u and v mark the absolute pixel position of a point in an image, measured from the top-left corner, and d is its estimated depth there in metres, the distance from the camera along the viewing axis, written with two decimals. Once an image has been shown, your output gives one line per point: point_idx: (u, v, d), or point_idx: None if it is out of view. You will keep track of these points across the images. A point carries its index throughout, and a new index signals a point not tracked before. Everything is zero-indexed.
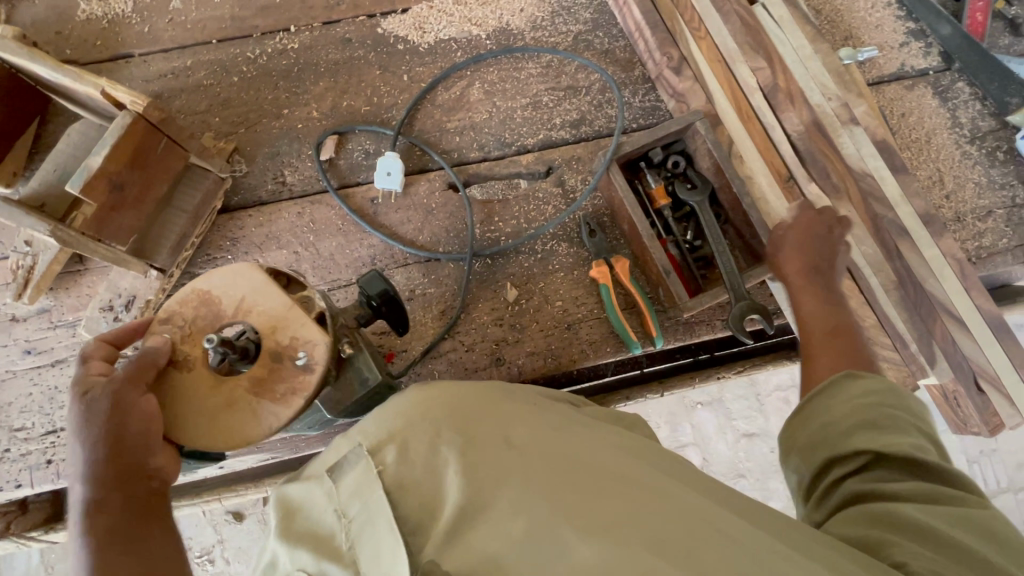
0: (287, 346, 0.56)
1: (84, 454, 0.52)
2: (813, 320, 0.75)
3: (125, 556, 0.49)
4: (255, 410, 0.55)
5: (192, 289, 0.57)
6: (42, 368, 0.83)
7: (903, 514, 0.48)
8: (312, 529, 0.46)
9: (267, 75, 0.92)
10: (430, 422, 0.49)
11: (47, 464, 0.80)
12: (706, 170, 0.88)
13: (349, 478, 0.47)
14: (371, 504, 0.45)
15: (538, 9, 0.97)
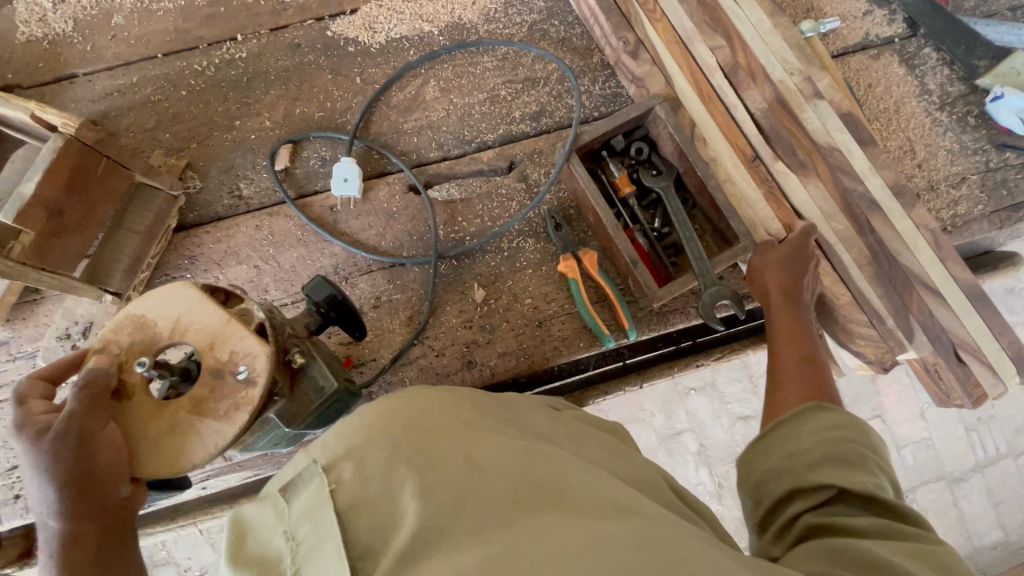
0: (228, 363, 0.52)
1: (46, 494, 0.50)
2: (789, 345, 0.75)
3: None
4: (200, 432, 0.51)
5: (124, 314, 0.53)
6: (4, 402, 0.81)
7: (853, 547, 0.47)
8: (261, 554, 0.45)
9: (216, 86, 0.90)
10: (390, 441, 0.47)
11: (15, 499, 0.79)
12: (670, 155, 0.86)
13: (301, 498, 0.46)
14: (318, 525, 0.43)
15: (490, 1, 0.95)
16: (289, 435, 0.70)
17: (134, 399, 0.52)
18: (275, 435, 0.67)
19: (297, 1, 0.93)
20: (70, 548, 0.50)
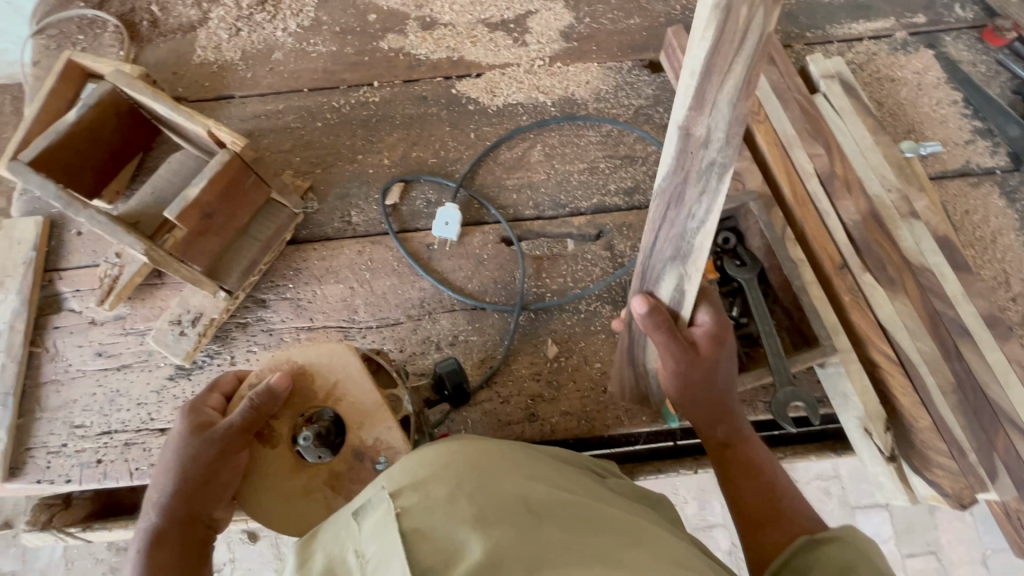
0: (370, 448, 0.64)
1: (166, 489, 0.61)
2: (749, 481, 0.69)
3: None
4: (327, 503, 0.61)
5: (287, 358, 0.66)
6: (108, 371, 0.89)
7: None
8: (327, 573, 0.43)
9: (348, 123, 1.01)
10: (453, 475, 0.48)
11: (96, 464, 0.85)
12: (757, 249, 0.88)
13: (370, 518, 0.45)
14: (386, 543, 0.42)
15: (603, 83, 1.03)
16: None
17: (277, 438, 0.64)
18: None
19: (431, 60, 1.04)
20: (151, 547, 0.60)
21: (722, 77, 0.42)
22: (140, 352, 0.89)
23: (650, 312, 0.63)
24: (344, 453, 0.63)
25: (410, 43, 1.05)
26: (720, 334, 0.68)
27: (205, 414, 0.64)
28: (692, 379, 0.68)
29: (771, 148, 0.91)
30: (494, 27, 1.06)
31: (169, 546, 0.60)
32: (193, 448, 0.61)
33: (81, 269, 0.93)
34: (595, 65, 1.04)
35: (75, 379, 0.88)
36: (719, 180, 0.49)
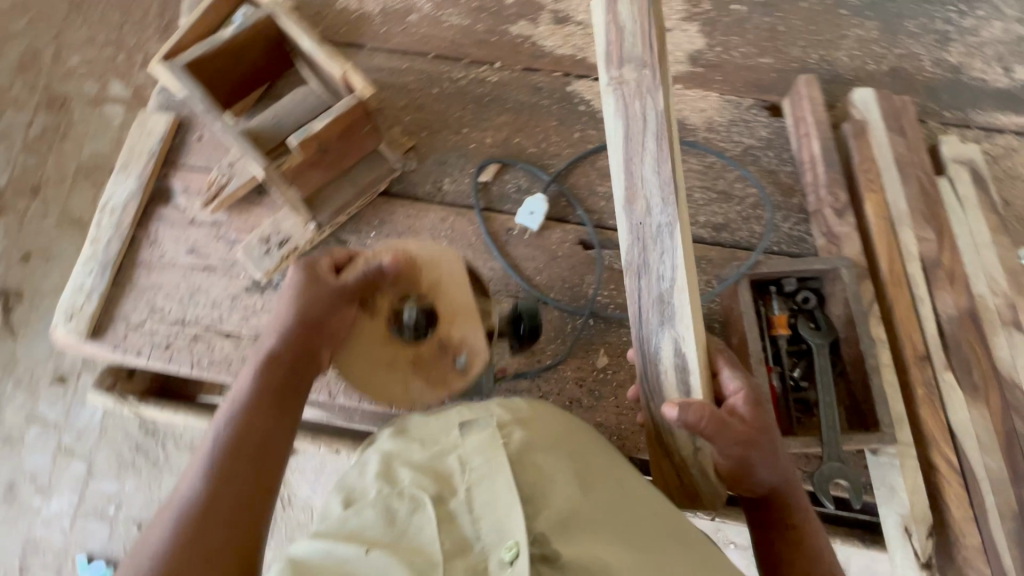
0: (455, 343, 0.71)
1: (283, 321, 0.68)
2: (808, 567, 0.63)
3: (264, 409, 0.63)
4: (408, 379, 0.70)
5: (400, 244, 0.73)
6: (195, 268, 0.96)
7: None
8: (433, 471, 0.54)
9: (462, 95, 1.04)
10: (550, 433, 0.59)
11: (166, 347, 0.93)
12: (836, 317, 0.86)
13: (474, 436, 0.56)
14: (491, 463, 0.53)
15: (719, 113, 1.02)
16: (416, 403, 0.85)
17: (378, 310, 0.72)
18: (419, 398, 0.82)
19: (556, 54, 1.06)
20: (264, 367, 0.66)
21: (642, 157, 0.71)
22: (226, 259, 0.96)
23: (685, 412, 0.62)
24: (433, 342, 0.71)
25: (540, 33, 1.07)
26: (756, 407, 0.66)
27: (325, 269, 0.71)
28: (737, 463, 0.65)
29: (878, 219, 0.87)
30: None
31: (276, 371, 0.66)
32: (316, 291, 0.69)
33: (193, 171, 1.00)
34: (715, 94, 1.03)
35: (165, 268, 0.96)
36: (670, 238, 0.70)
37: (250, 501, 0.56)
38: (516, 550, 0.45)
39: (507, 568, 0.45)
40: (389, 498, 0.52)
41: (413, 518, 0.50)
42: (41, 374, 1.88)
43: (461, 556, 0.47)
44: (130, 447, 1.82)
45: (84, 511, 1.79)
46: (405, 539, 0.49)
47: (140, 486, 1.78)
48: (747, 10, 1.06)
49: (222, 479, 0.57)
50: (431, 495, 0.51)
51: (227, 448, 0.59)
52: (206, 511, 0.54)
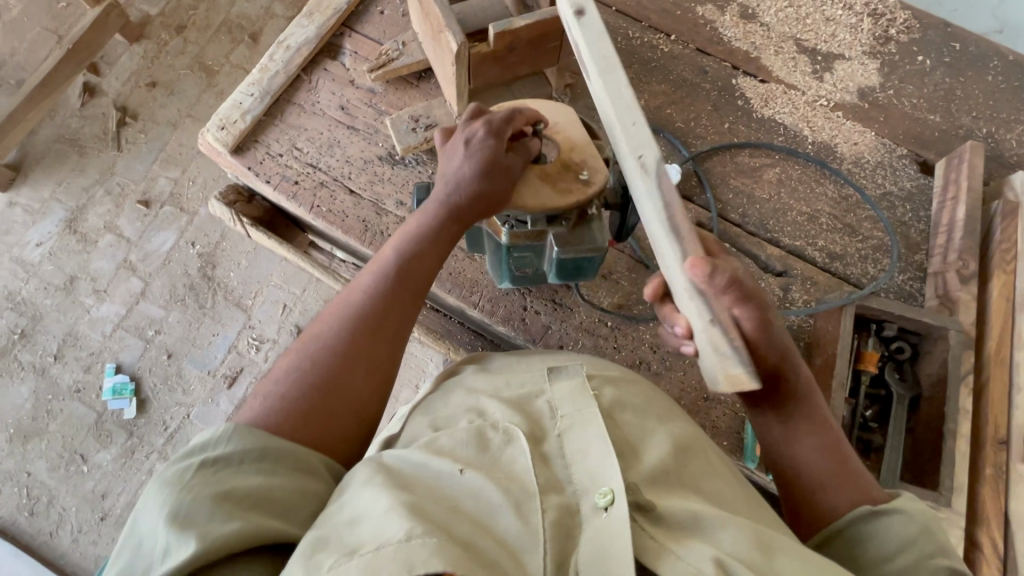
0: (577, 165, 0.69)
1: (462, 178, 0.65)
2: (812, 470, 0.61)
3: (427, 251, 0.68)
4: (536, 189, 0.67)
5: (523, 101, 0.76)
6: (340, 124, 1.01)
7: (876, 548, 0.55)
8: (522, 412, 0.56)
9: (631, 54, 1.07)
10: (641, 403, 0.61)
11: (293, 183, 0.98)
12: (926, 376, 0.85)
13: (563, 384, 0.59)
14: (582, 413, 0.55)
15: (870, 152, 1.02)
16: (519, 277, 0.82)
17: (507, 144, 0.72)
18: (530, 263, 0.78)
19: (731, 46, 1.07)
20: (438, 219, 0.67)
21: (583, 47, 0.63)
22: (371, 125, 1.01)
23: (711, 278, 0.53)
24: (558, 161, 0.69)
25: (722, 22, 1.09)
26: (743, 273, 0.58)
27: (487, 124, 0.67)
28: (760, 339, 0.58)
29: (999, 299, 0.87)
30: (803, 50, 1.07)
31: (449, 226, 0.67)
32: (477, 161, 0.65)
33: (366, 39, 1.06)
34: (873, 133, 1.02)
35: (314, 114, 1.02)
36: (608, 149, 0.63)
37: (374, 361, 0.62)
38: (611, 496, 0.48)
39: (602, 513, 0.47)
40: (481, 426, 0.54)
41: (506, 451, 0.53)
42: (135, 193, 2.05)
43: (557, 495, 0.50)
44: (187, 283, 1.94)
45: (126, 324, 1.92)
46: (500, 467, 0.51)
47: (184, 318, 1.92)
48: (930, 65, 1.05)
49: (355, 332, 0.62)
50: (524, 432, 0.54)
51: (392, 280, 0.66)
52: (337, 360, 0.61)
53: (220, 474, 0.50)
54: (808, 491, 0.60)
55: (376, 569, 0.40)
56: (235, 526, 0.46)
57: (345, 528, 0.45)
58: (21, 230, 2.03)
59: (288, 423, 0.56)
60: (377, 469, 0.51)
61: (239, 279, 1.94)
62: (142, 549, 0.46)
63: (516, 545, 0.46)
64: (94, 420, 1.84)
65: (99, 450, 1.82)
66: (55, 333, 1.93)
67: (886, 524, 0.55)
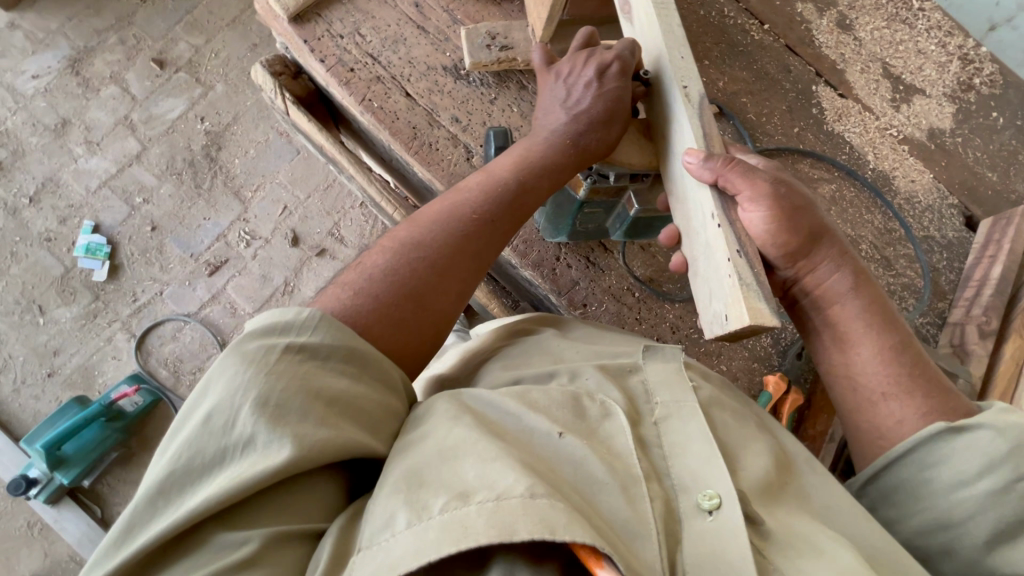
0: None
1: (586, 115, 0.63)
2: (871, 376, 0.61)
3: (539, 181, 0.65)
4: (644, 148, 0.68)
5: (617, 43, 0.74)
6: (410, 20, 0.94)
7: (948, 455, 0.55)
8: (619, 387, 0.55)
9: (721, 33, 1.03)
10: (734, 408, 0.59)
11: (348, 70, 0.91)
12: None
13: (657, 366, 0.58)
14: (682, 405, 0.54)
15: (925, 192, 1.01)
16: (579, 231, 0.85)
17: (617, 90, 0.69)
18: (596, 219, 0.81)
19: (820, 51, 1.04)
20: (558, 151, 0.65)
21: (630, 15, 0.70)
22: (442, 30, 0.94)
23: (710, 160, 0.56)
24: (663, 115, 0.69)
25: (818, 26, 1.06)
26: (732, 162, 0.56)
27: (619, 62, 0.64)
28: (784, 235, 0.57)
29: (1009, 362, 0.90)
30: (887, 75, 1.05)
31: (567, 165, 0.65)
32: (601, 101, 0.63)
33: None
34: (932, 175, 1.02)
35: (386, 4, 0.95)
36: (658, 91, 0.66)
37: (468, 282, 0.61)
38: (718, 501, 0.46)
39: (706, 515, 0.46)
40: (576, 393, 0.53)
41: (604, 424, 0.51)
42: (150, 49, 1.90)
43: (659, 483, 0.48)
44: (187, 158, 1.84)
45: (114, 184, 1.81)
46: (601, 441, 0.50)
47: (176, 194, 1.82)
48: (1002, 124, 1.05)
49: (456, 248, 0.60)
50: (624, 410, 0.52)
51: (501, 204, 0.63)
52: (436, 272, 0.59)
53: (309, 364, 0.47)
54: (863, 400, 0.62)
55: (507, 527, 0.39)
56: (329, 432, 0.44)
57: (446, 472, 0.43)
58: (18, 56, 1.87)
59: (377, 322, 0.54)
60: (466, 414, 0.49)
61: (243, 167, 1.84)
62: (215, 429, 0.42)
63: (623, 530, 0.44)
64: (61, 274, 1.75)
65: (60, 306, 1.73)
66: (36, 175, 1.81)
67: (969, 441, 0.54)
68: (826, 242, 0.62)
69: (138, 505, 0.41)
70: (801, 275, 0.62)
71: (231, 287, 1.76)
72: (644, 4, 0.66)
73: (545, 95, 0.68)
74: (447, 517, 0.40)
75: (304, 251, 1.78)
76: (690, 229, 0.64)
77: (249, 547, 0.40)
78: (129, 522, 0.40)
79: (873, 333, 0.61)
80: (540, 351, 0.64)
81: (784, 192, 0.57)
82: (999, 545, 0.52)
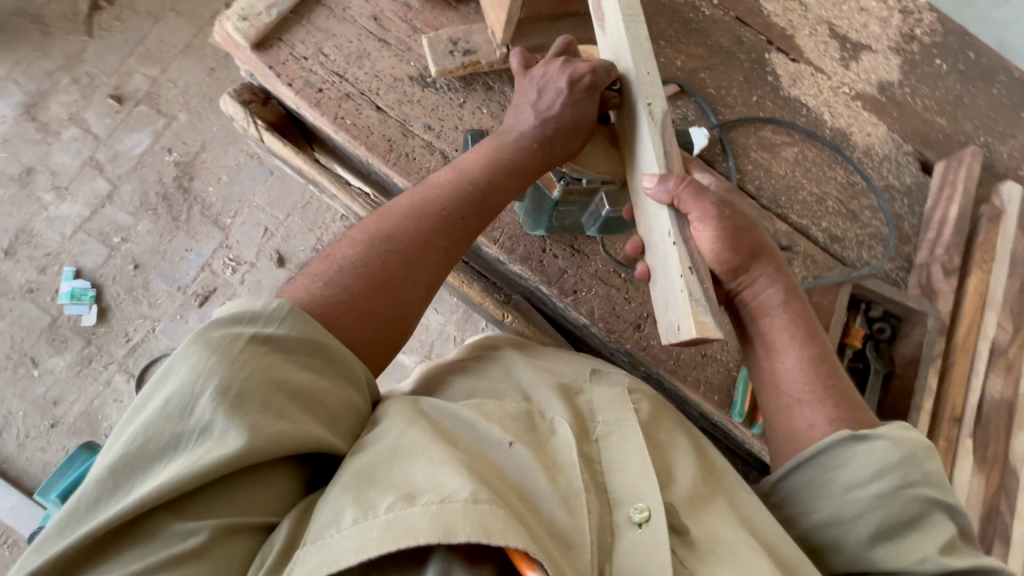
0: None
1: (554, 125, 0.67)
2: (792, 381, 0.66)
3: (495, 172, 0.67)
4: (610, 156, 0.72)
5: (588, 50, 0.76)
6: (370, 35, 0.96)
7: (846, 460, 0.60)
8: (566, 402, 0.62)
9: (673, 13, 1.06)
10: (664, 421, 0.65)
11: (316, 91, 0.93)
12: (900, 355, 0.94)
13: (601, 390, 0.64)
14: (621, 422, 0.60)
15: (881, 144, 1.06)
16: (556, 225, 0.86)
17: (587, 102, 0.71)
18: (570, 215, 0.82)
19: (769, 20, 1.08)
20: (524, 150, 0.68)
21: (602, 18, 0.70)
22: (403, 41, 0.96)
23: (665, 183, 0.59)
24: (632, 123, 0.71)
25: None
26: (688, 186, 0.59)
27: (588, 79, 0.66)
28: (727, 253, 0.62)
29: (974, 294, 0.96)
30: (834, 36, 1.09)
31: (532, 164, 0.68)
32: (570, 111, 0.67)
33: None
34: (886, 126, 1.07)
35: (344, 21, 0.96)
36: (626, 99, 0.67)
37: (436, 277, 0.64)
38: (648, 514, 0.52)
39: (636, 527, 0.52)
40: (531, 411, 0.59)
41: (552, 439, 0.56)
42: (106, 86, 1.88)
43: (597, 495, 0.54)
44: (160, 192, 1.82)
45: (89, 227, 1.80)
46: (546, 449, 0.55)
47: (154, 229, 1.81)
48: (946, 70, 1.10)
49: (426, 243, 0.63)
50: (573, 426, 0.58)
51: (464, 199, 0.66)
52: (404, 266, 0.61)
53: (273, 356, 0.50)
54: (783, 405, 0.67)
55: (448, 528, 0.44)
56: (287, 424, 0.48)
57: (395, 473, 0.48)
58: None
59: (346, 316, 0.57)
60: (420, 418, 0.54)
61: (218, 194, 1.83)
62: (174, 416, 0.46)
63: (562, 535, 0.49)
64: (49, 324, 1.74)
65: (52, 356, 1.72)
66: (8, 227, 1.78)
67: (866, 449, 0.59)
68: (766, 258, 0.66)
69: (99, 480, 0.44)
70: (740, 288, 0.67)
71: None
72: (613, 9, 0.65)
73: (517, 100, 0.72)
74: (389, 518, 0.44)
75: (292, 270, 1.79)
76: (650, 239, 0.68)
77: (199, 536, 0.44)
78: (89, 495, 0.44)
79: (805, 345, 0.67)
80: (500, 369, 0.68)
81: (729, 214, 0.61)
82: (879, 543, 0.58)
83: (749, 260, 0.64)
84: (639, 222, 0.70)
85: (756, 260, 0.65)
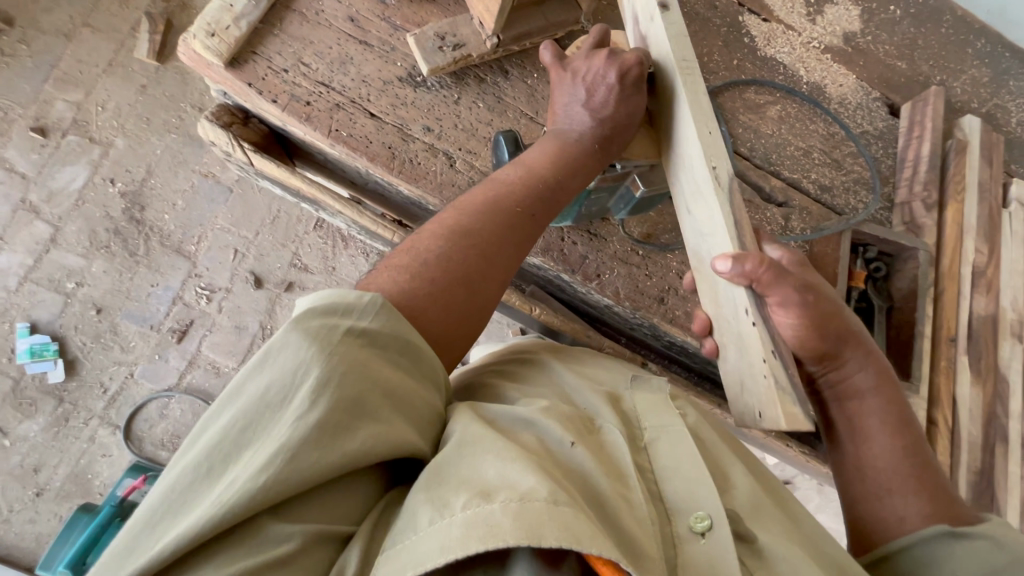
0: None
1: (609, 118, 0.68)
2: (874, 469, 0.64)
3: (552, 164, 0.67)
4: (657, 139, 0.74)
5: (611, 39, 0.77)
6: (350, 39, 0.91)
7: (943, 557, 0.58)
8: (615, 410, 0.57)
9: None
10: (704, 416, 0.63)
11: (305, 104, 0.87)
12: (896, 290, 1.01)
13: (645, 396, 0.61)
14: (670, 426, 0.56)
15: (853, 93, 1.11)
16: (583, 213, 0.87)
17: None
18: (599, 202, 0.84)
19: None
20: (584, 145, 0.68)
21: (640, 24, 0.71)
22: (387, 41, 0.92)
23: (740, 265, 0.56)
24: None
25: None
26: (769, 270, 0.56)
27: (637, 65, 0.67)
28: (807, 337, 0.60)
29: (952, 224, 1.04)
30: None
31: (588, 159, 0.69)
32: (623, 100, 0.68)
33: None
34: (855, 75, 1.12)
35: (320, 26, 0.90)
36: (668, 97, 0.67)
37: (511, 269, 0.62)
38: (710, 522, 0.48)
39: (700, 538, 0.48)
40: (583, 417, 0.56)
41: (607, 445, 0.53)
42: (25, 119, 1.70)
43: (655, 505, 0.51)
44: (110, 227, 1.68)
45: (36, 276, 1.65)
46: (604, 454, 0.52)
47: (111, 269, 1.67)
48: (899, 15, 1.17)
49: (500, 235, 0.61)
50: (624, 433, 0.55)
51: (529, 193, 0.65)
52: (485, 257, 0.59)
53: (367, 350, 0.46)
54: (870, 495, 0.64)
55: (532, 532, 0.40)
56: (378, 423, 0.44)
57: (466, 470, 0.44)
58: None
59: (440, 309, 0.55)
60: (477, 421, 0.50)
61: (176, 222, 1.71)
62: (273, 409, 0.42)
63: (631, 538, 0.45)
64: (11, 387, 1.60)
65: (23, 421, 1.59)
66: None
67: (967, 547, 0.58)
68: (855, 342, 0.64)
69: (192, 474, 0.40)
70: (824, 371, 0.66)
71: (206, 347, 1.67)
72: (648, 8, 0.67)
73: (563, 96, 0.71)
74: (469, 515, 0.41)
75: (271, 290, 1.70)
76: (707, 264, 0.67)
77: (289, 543, 0.40)
78: (174, 488, 0.40)
79: (892, 430, 0.65)
80: (541, 379, 0.62)
81: (811, 302, 0.58)
82: None
83: (834, 342, 0.62)
84: (682, 214, 0.71)
85: (841, 344, 0.63)
